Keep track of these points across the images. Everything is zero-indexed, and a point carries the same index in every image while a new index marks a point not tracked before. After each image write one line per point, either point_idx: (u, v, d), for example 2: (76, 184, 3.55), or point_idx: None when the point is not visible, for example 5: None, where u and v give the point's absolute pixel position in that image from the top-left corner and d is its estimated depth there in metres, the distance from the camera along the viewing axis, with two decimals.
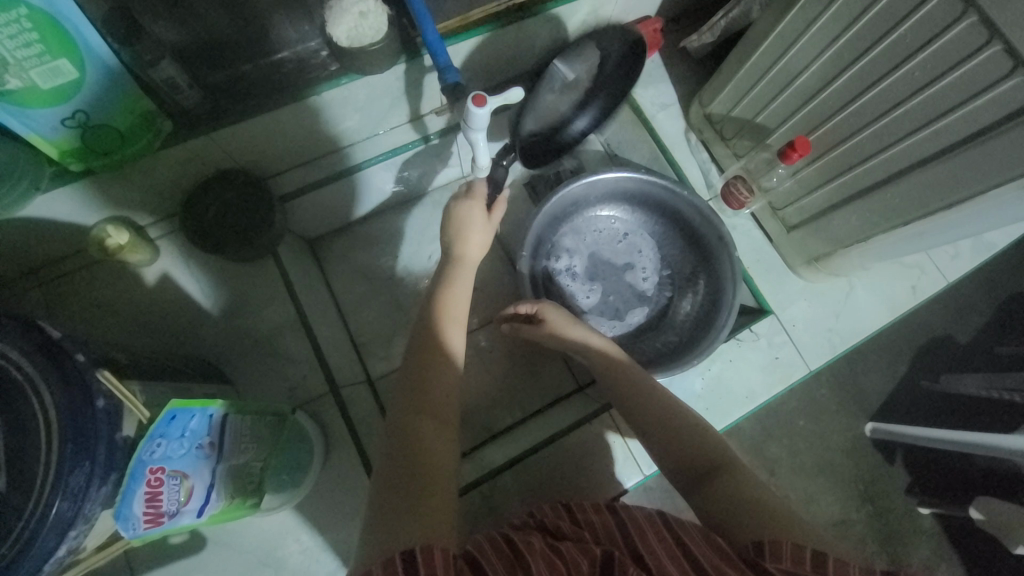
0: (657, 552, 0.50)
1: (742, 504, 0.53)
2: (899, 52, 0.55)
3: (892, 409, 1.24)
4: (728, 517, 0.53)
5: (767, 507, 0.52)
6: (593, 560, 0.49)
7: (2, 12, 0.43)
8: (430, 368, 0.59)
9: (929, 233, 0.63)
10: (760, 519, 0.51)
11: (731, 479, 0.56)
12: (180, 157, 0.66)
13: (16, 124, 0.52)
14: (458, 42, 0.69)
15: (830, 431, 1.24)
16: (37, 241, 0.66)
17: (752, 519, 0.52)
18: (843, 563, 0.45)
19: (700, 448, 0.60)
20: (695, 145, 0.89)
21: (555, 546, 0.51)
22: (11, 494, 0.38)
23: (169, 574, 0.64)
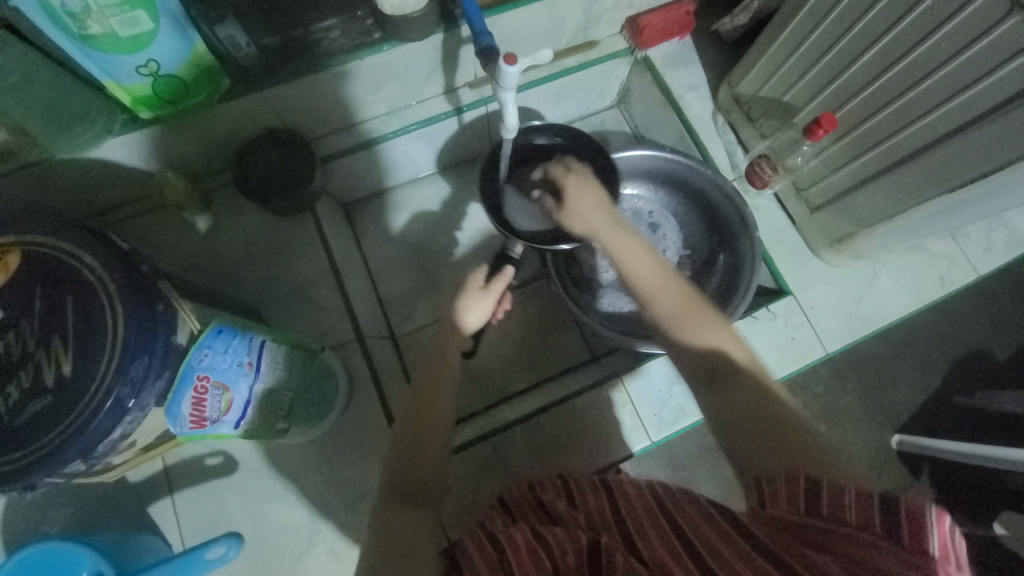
0: (651, 538, 0.45)
1: (745, 420, 0.47)
2: (926, 25, 0.56)
3: (920, 418, 1.20)
4: (737, 436, 0.48)
5: (775, 426, 0.46)
6: (579, 551, 0.46)
7: None
8: (420, 438, 0.54)
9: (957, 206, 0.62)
10: (772, 445, 0.46)
11: (737, 382, 0.49)
12: (234, 112, 0.72)
13: (98, 70, 0.58)
14: (496, 14, 0.74)
15: (852, 439, 1.19)
16: (108, 183, 0.74)
17: (759, 441, 0.46)
18: (838, 489, 0.41)
19: (704, 344, 0.51)
20: (722, 127, 0.89)
21: (541, 534, 0.48)
22: (77, 377, 0.43)
23: (202, 491, 0.70)
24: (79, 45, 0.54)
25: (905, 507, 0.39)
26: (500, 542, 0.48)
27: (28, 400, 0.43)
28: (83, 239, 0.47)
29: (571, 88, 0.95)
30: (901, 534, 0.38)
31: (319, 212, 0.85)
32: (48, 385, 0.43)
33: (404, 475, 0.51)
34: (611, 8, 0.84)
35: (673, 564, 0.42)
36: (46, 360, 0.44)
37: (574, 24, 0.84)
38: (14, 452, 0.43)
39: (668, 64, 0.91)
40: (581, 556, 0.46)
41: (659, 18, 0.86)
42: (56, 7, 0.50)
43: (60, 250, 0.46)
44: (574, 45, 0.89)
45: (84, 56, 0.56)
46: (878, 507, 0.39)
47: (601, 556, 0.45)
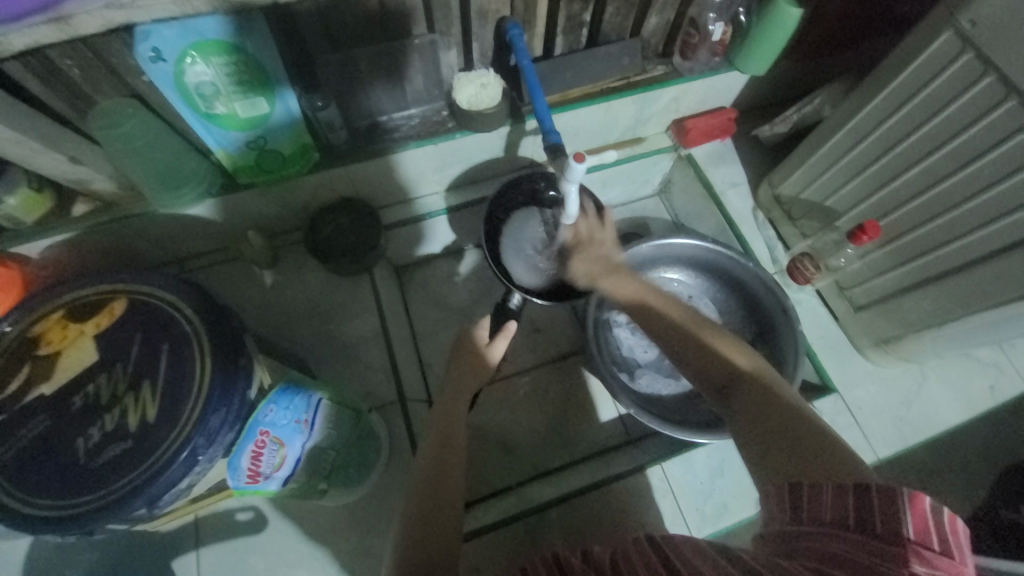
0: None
1: (746, 422, 0.46)
2: (967, 152, 0.61)
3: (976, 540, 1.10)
4: (740, 436, 0.46)
5: (783, 422, 0.44)
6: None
7: (227, 55, 0.58)
8: (435, 492, 0.55)
9: (1011, 318, 0.62)
10: (780, 443, 0.43)
11: (746, 387, 0.48)
12: (317, 183, 0.79)
13: (213, 142, 0.67)
14: (559, 112, 0.83)
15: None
16: (193, 236, 0.81)
17: (766, 437, 0.44)
18: (817, 484, 0.39)
19: (712, 351, 0.52)
20: (761, 223, 0.94)
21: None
22: (158, 425, 0.45)
23: (230, 548, 0.69)
24: (202, 121, 0.63)
25: (876, 491, 0.36)
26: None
27: (108, 443, 0.45)
28: (182, 292, 0.51)
29: (618, 178, 1.02)
30: (875, 523, 0.36)
31: (376, 274, 0.89)
32: (130, 430, 0.46)
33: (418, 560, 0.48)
34: (659, 111, 0.93)
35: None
36: (131, 406, 0.47)
37: (625, 123, 0.92)
38: (84, 495, 0.44)
39: (710, 163, 0.97)
40: None
41: (704, 121, 0.93)
42: (191, 88, 0.59)
43: (163, 301, 0.51)
44: (622, 140, 0.98)
45: (205, 130, 0.65)
46: (853, 498, 0.37)
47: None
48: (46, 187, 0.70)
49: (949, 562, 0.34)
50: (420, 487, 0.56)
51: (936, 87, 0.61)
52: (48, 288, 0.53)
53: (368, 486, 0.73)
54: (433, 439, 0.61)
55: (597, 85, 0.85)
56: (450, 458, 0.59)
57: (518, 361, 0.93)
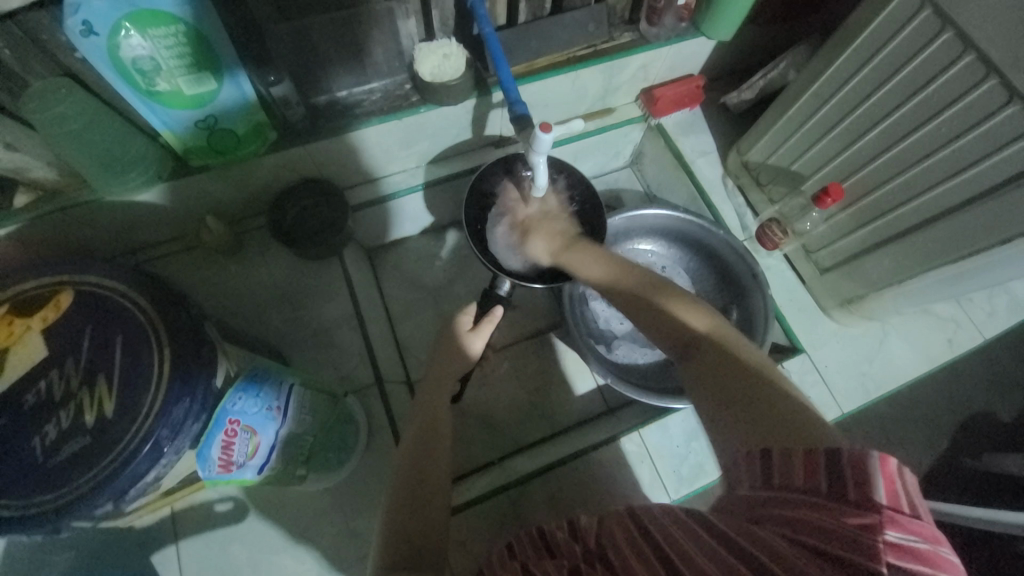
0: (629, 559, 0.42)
1: (708, 386, 0.48)
2: (924, 111, 0.62)
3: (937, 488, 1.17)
4: (702, 400, 0.48)
5: (740, 384, 0.46)
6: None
7: (165, 26, 0.53)
8: (421, 475, 0.57)
9: (966, 271, 0.65)
10: (742, 403, 0.45)
11: (706, 353, 0.50)
12: (276, 164, 0.76)
13: (158, 122, 0.63)
14: (526, 83, 0.81)
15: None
16: (148, 224, 0.77)
17: (728, 398, 0.46)
18: (785, 450, 0.39)
19: (676, 320, 0.54)
20: (731, 190, 0.95)
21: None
22: (118, 419, 0.44)
23: (210, 540, 0.68)
24: (144, 99, 0.59)
25: (847, 460, 0.36)
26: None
27: (64, 440, 0.43)
28: (136, 281, 0.49)
29: (589, 150, 1.01)
30: (845, 490, 0.36)
31: (346, 257, 0.87)
32: (88, 426, 0.44)
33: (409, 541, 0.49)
34: (628, 80, 0.91)
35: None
36: (88, 401, 0.45)
37: (595, 93, 0.91)
38: (43, 494, 0.42)
39: (680, 132, 0.97)
40: None
41: (673, 90, 0.93)
42: (128, 64, 0.55)
43: (115, 292, 0.48)
44: (593, 111, 0.96)
45: (149, 110, 0.61)
46: (822, 465, 0.37)
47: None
48: None
49: (918, 525, 0.35)
50: (406, 468, 0.57)
51: (895, 46, 0.62)
52: None
53: (349, 469, 0.73)
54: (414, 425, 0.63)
55: (563, 54, 0.82)
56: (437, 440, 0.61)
57: (495, 338, 0.94)
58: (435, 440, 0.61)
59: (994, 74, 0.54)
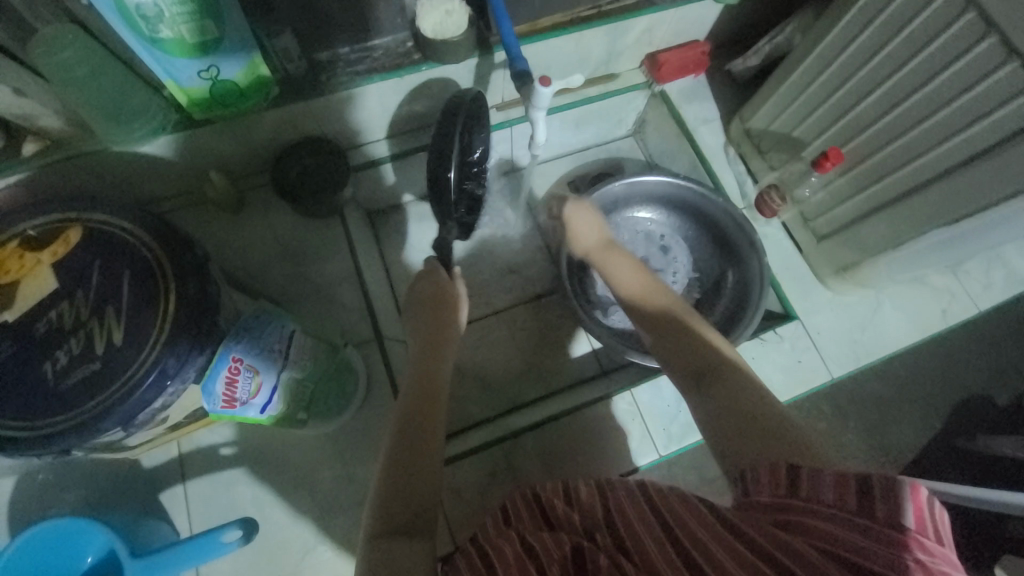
0: (642, 539, 0.45)
1: (722, 408, 0.53)
2: (926, 70, 0.62)
3: (927, 462, 1.19)
4: (715, 420, 0.53)
5: (752, 408, 0.52)
6: (565, 560, 0.47)
7: None
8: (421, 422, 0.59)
9: (964, 231, 0.66)
10: (754, 427, 0.50)
11: (721, 377, 0.56)
12: (279, 119, 0.76)
13: (162, 71, 0.63)
14: (530, 43, 0.80)
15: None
16: (153, 178, 0.78)
17: (741, 423, 0.51)
18: (815, 471, 0.42)
19: (704, 348, 0.59)
20: (733, 158, 0.95)
21: (528, 544, 0.50)
22: (125, 348, 0.46)
23: (214, 481, 0.71)
24: (147, 46, 0.59)
25: (878, 483, 0.39)
26: (489, 558, 0.50)
27: (76, 366, 0.46)
28: (141, 220, 0.50)
29: (591, 116, 1.00)
30: (875, 507, 0.38)
31: (348, 217, 0.88)
32: (97, 353, 0.46)
33: (398, 503, 0.52)
34: (633, 44, 0.90)
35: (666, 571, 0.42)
36: (97, 330, 0.47)
37: (598, 57, 0.90)
38: (56, 415, 0.45)
39: (683, 99, 0.96)
40: (562, 555, 0.47)
41: (677, 56, 0.92)
42: (132, 9, 0.54)
43: (121, 230, 0.50)
44: (595, 76, 0.95)
45: (153, 58, 0.61)
46: (854, 487, 0.39)
47: (585, 560, 0.46)
48: None
49: (939, 549, 0.37)
50: (404, 418, 0.60)
51: (900, 4, 0.62)
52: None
53: (348, 418, 0.75)
54: (411, 378, 0.65)
55: (567, 14, 0.81)
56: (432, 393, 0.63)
57: (493, 301, 0.95)
58: (433, 395, 0.62)
59: (996, 29, 0.54)
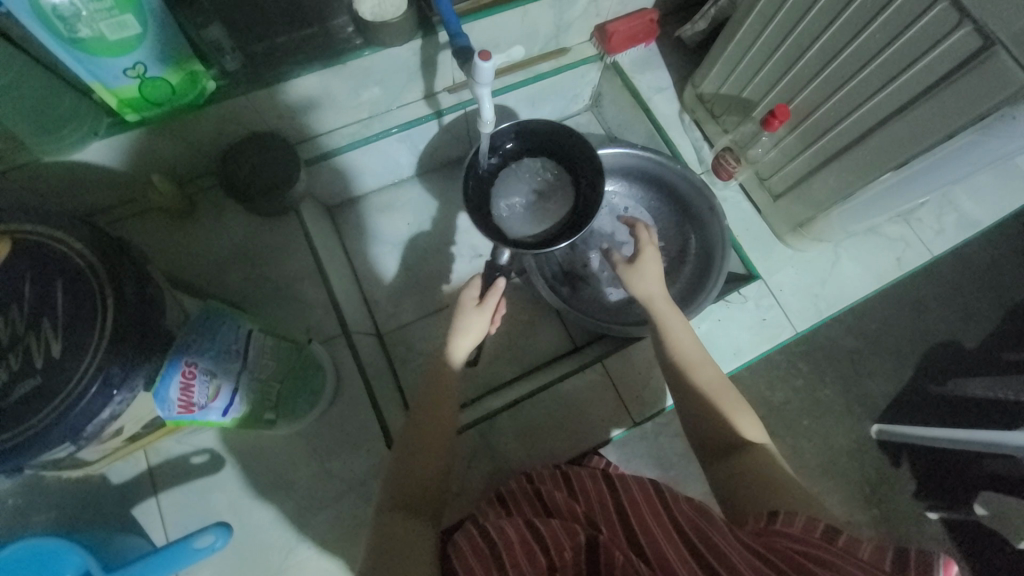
0: (655, 535, 0.50)
1: (746, 481, 0.55)
2: (860, 18, 0.63)
3: (900, 410, 1.22)
4: (736, 490, 0.55)
5: (776, 481, 0.53)
6: (579, 546, 0.49)
7: None
8: (420, 443, 0.59)
9: (911, 174, 0.68)
10: (778, 496, 0.51)
11: (747, 454, 0.57)
12: (220, 116, 0.74)
13: (85, 73, 0.59)
14: (471, 20, 0.77)
15: (832, 431, 1.20)
16: (93, 187, 0.75)
17: (764, 495, 0.52)
18: (853, 537, 0.44)
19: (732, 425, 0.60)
20: (688, 125, 0.96)
21: (536, 528, 0.52)
22: (66, 359, 0.44)
23: (189, 489, 0.70)
24: (66, 47, 0.55)
25: (915, 554, 0.40)
26: (494, 538, 0.51)
27: (14, 382, 0.44)
28: (71, 227, 0.48)
29: (546, 93, 0.99)
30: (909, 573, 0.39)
31: (305, 214, 0.87)
32: (37, 366, 0.44)
33: (408, 477, 0.57)
34: (580, 16, 0.88)
35: (678, 563, 0.45)
36: (35, 343, 0.45)
37: (546, 31, 0.88)
38: None
39: (635, 69, 0.96)
40: (578, 551, 0.49)
41: (624, 25, 0.90)
42: (48, 10, 0.51)
43: (50, 239, 0.48)
44: (547, 52, 0.94)
45: (74, 60, 0.57)
46: (890, 554, 0.41)
47: (597, 546, 0.48)
48: None
49: None
50: (403, 447, 0.59)
51: None
52: None
53: (322, 414, 0.75)
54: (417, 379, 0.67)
55: None
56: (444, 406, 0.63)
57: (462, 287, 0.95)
58: (436, 411, 0.62)
59: None
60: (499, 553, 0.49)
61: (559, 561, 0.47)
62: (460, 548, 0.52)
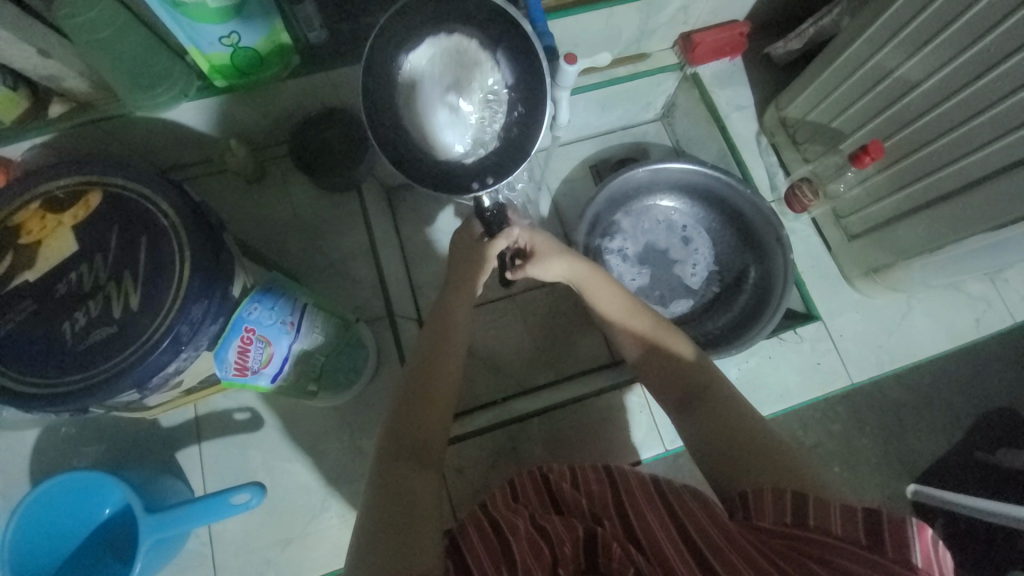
0: (653, 528, 0.50)
1: (717, 424, 0.56)
2: (984, 62, 0.58)
3: (942, 473, 1.14)
4: (714, 447, 0.55)
5: (742, 438, 0.54)
6: (577, 541, 0.50)
7: None
8: (427, 413, 0.56)
9: (1005, 243, 0.63)
10: (752, 461, 0.52)
11: (711, 397, 0.58)
12: (297, 90, 0.75)
13: (183, 36, 0.61)
14: (557, 18, 0.76)
15: (865, 483, 1.13)
16: (177, 145, 0.79)
17: (737, 451, 0.53)
18: (826, 504, 0.45)
19: (683, 370, 0.61)
20: (764, 148, 0.91)
21: (540, 525, 0.52)
22: (142, 312, 0.47)
23: (229, 444, 0.74)
24: (171, 10, 0.57)
25: (888, 522, 0.42)
26: (501, 528, 0.52)
27: (94, 327, 0.47)
28: (157, 186, 0.50)
29: (618, 99, 0.94)
30: (887, 546, 0.42)
31: (365, 193, 0.88)
32: (114, 316, 0.47)
33: (411, 432, 0.55)
34: (666, 23, 0.84)
35: (678, 563, 0.46)
36: (115, 294, 0.48)
37: (629, 34, 0.84)
38: (72, 374, 0.46)
39: (717, 83, 0.92)
40: (577, 545, 0.50)
41: (712, 36, 0.86)
42: None
43: (138, 195, 0.50)
44: (626, 55, 0.90)
45: (176, 23, 0.59)
46: (864, 522, 0.43)
47: (597, 543, 0.49)
48: (19, 85, 0.65)
49: None
50: (409, 397, 0.57)
51: None
52: (22, 178, 0.52)
53: (358, 391, 0.77)
54: None
55: None
56: (444, 360, 0.59)
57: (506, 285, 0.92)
58: (443, 376, 0.58)
59: None
60: (503, 540, 0.51)
61: (560, 554, 0.48)
62: (467, 537, 0.53)
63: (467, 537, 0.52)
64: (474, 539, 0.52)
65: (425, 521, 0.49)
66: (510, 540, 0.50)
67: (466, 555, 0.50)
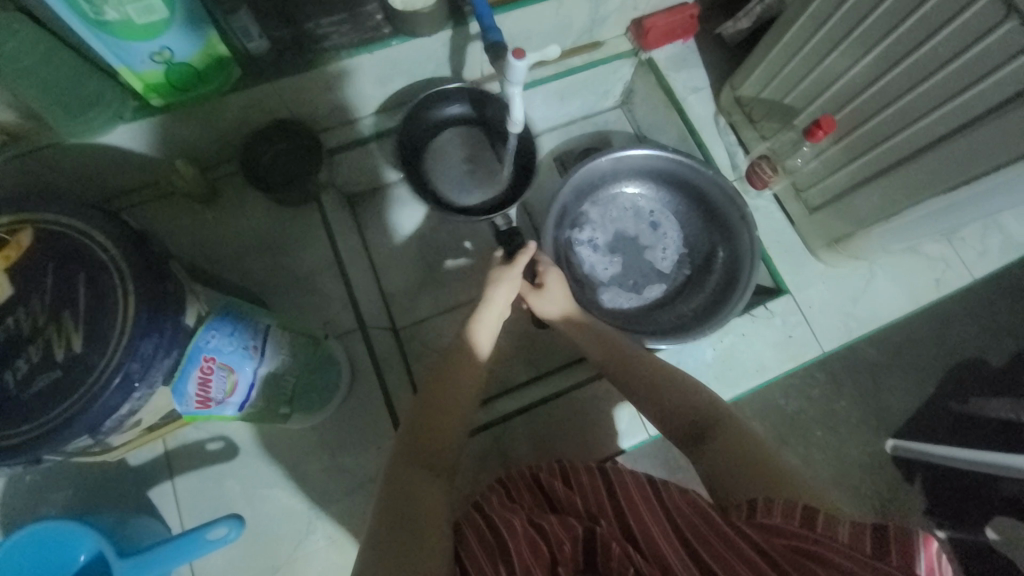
0: (651, 529, 0.49)
1: (724, 453, 0.55)
2: (923, 31, 0.59)
3: (918, 426, 1.18)
4: (721, 474, 0.54)
5: (748, 460, 0.53)
6: (575, 540, 0.50)
7: None
8: (434, 446, 0.57)
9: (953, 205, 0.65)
10: (756, 480, 0.51)
11: (722, 431, 0.57)
12: (242, 104, 0.72)
13: (112, 56, 0.58)
14: (505, 12, 0.74)
15: (845, 444, 1.16)
16: (120, 170, 0.75)
17: (739, 472, 0.53)
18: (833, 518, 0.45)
19: (693, 403, 0.61)
20: (723, 128, 0.91)
21: (538, 524, 0.51)
22: (88, 353, 0.44)
23: (205, 475, 0.71)
24: (95, 32, 0.54)
25: (894, 534, 0.43)
26: (496, 527, 0.51)
27: (37, 373, 0.44)
28: (92, 218, 0.48)
29: (575, 89, 0.94)
30: (891, 556, 0.42)
31: (326, 204, 0.86)
32: (58, 359, 0.44)
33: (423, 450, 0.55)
34: (617, 9, 0.84)
35: (676, 562, 0.46)
36: (56, 336, 0.45)
37: (581, 23, 0.83)
38: (18, 425, 0.44)
39: (671, 67, 0.91)
40: (575, 544, 0.49)
41: (663, 20, 0.86)
42: None
43: (72, 229, 0.48)
44: (579, 45, 0.89)
45: (102, 43, 0.56)
46: (871, 533, 0.44)
47: (596, 540, 0.49)
48: None
49: None
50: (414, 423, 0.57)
51: None
52: None
53: (334, 408, 0.75)
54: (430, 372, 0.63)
55: None
56: (456, 394, 0.60)
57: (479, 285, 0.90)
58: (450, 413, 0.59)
59: None
60: (495, 535, 0.50)
61: (558, 552, 0.48)
62: (465, 541, 0.51)
63: (465, 544, 0.51)
64: (472, 542, 0.51)
65: (429, 529, 0.48)
66: (506, 535, 0.50)
67: (463, 555, 0.50)
